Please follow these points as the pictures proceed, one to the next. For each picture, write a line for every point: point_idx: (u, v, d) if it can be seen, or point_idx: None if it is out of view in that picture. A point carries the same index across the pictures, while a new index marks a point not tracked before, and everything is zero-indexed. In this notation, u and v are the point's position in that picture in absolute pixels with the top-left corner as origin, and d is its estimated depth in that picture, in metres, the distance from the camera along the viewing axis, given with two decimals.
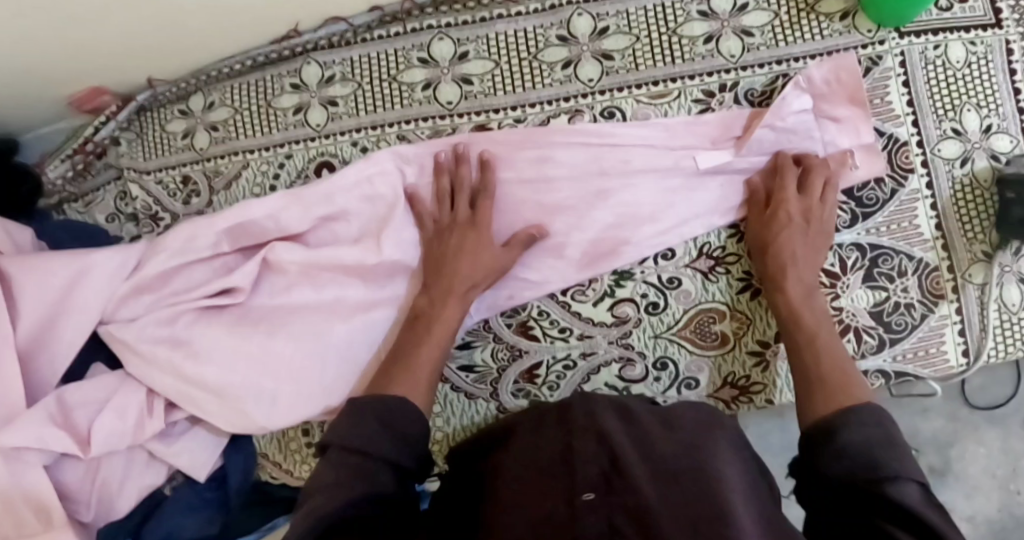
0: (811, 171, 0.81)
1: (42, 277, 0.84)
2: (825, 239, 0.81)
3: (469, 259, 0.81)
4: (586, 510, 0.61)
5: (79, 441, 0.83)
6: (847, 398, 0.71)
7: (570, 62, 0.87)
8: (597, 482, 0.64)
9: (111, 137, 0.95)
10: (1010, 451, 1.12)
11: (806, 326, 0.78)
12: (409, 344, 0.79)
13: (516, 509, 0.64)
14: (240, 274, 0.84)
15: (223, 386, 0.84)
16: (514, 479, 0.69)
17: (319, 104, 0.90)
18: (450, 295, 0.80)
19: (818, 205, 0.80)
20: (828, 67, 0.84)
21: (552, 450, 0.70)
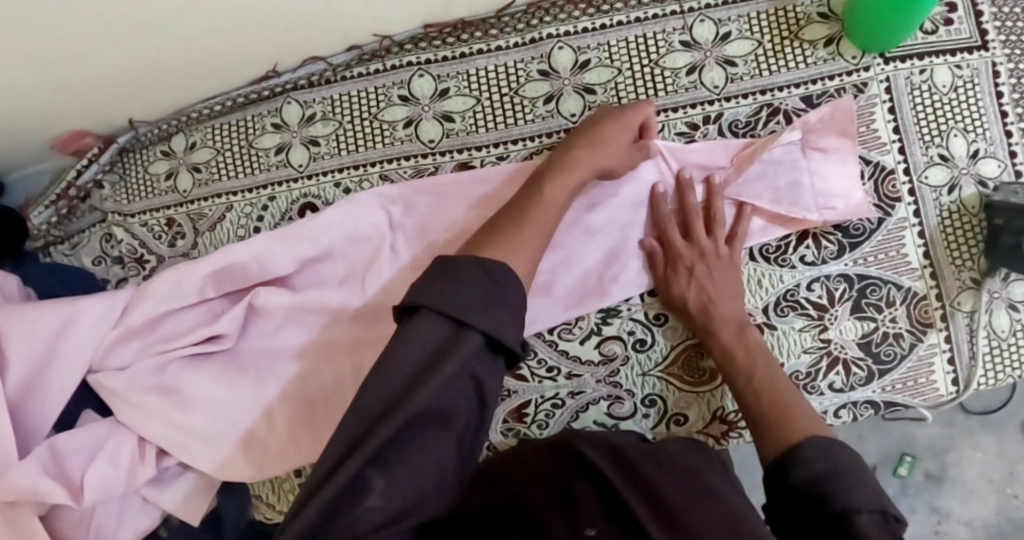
0: (692, 213, 0.81)
1: (28, 329, 0.84)
2: (732, 271, 0.81)
3: (597, 151, 0.77)
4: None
5: (72, 491, 0.83)
6: (792, 437, 0.71)
7: (551, 97, 0.86)
8: (600, 521, 0.66)
9: (94, 179, 0.95)
10: (1006, 455, 1.13)
11: (740, 370, 0.77)
12: (524, 195, 0.74)
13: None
14: (225, 322, 0.84)
15: (215, 432, 0.84)
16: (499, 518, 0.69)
17: (300, 144, 0.90)
18: (574, 170, 0.76)
19: (707, 245, 0.81)
20: (826, 109, 0.83)
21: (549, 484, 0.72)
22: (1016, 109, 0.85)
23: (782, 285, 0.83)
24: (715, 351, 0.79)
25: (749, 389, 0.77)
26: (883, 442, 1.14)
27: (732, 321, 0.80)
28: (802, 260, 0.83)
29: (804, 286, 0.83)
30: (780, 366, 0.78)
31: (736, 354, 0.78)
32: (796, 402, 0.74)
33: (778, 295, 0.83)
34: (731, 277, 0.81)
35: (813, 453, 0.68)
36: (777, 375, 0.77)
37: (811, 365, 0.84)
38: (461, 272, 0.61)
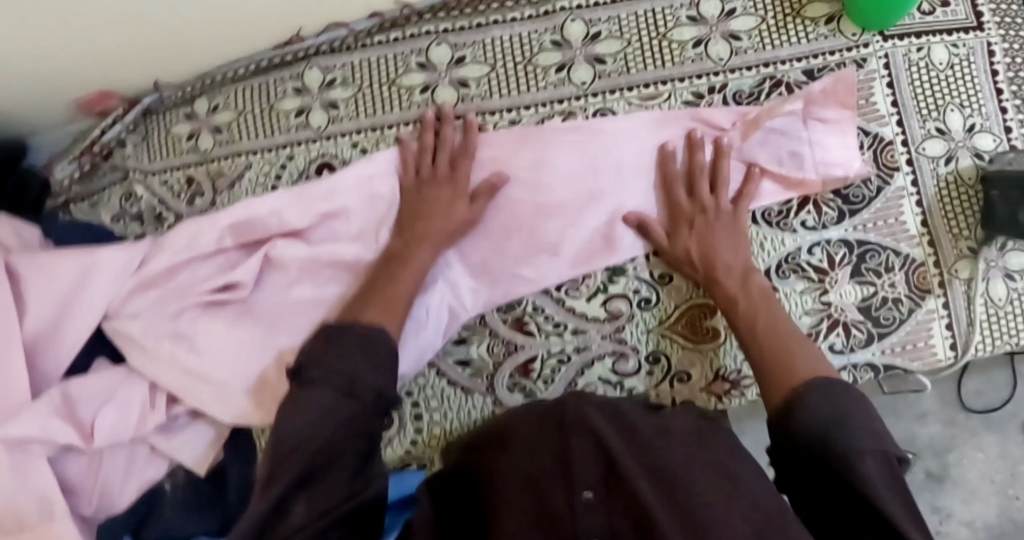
0: (697, 169, 0.84)
1: (50, 276, 0.87)
2: (736, 224, 0.84)
3: (440, 224, 0.83)
4: (585, 506, 0.64)
5: (82, 434, 0.86)
6: (794, 379, 0.73)
7: (564, 66, 0.90)
8: (595, 482, 0.66)
9: (117, 139, 0.98)
10: (1008, 456, 1.13)
11: (744, 317, 0.79)
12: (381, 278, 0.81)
13: (510, 511, 0.66)
14: (241, 270, 0.86)
15: (226, 379, 0.86)
16: (499, 482, 0.71)
17: (320, 107, 0.93)
18: (424, 243, 0.83)
19: (709, 200, 0.84)
20: (829, 80, 0.86)
21: (550, 445, 0.71)
22: (1010, 87, 0.88)
23: (784, 248, 0.86)
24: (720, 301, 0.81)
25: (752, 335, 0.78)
26: None
27: (735, 271, 0.82)
28: (803, 226, 0.86)
29: (805, 249, 0.86)
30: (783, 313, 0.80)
31: (739, 300, 0.80)
32: (793, 347, 0.76)
33: (779, 258, 0.86)
34: (734, 230, 0.83)
35: (819, 398, 0.69)
36: (778, 321, 0.78)
37: (812, 326, 0.85)
38: (336, 337, 0.72)
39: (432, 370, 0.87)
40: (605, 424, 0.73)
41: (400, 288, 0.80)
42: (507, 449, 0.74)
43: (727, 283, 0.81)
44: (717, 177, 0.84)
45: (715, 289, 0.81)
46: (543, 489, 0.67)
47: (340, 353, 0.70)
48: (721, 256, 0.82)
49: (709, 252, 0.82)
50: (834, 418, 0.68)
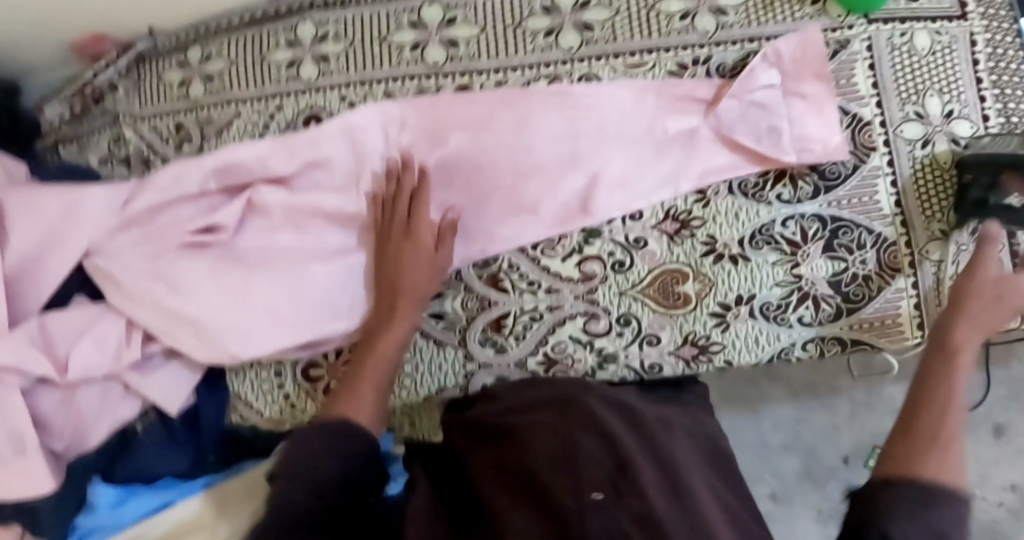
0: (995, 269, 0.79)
1: (33, 208, 0.88)
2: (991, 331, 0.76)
3: (406, 286, 0.83)
4: (592, 508, 0.67)
5: (58, 365, 0.87)
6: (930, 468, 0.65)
7: (552, 31, 0.91)
8: (603, 482, 0.70)
9: (109, 82, 0.99)
10: None
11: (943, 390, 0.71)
12: (354, 365, 0.82)
13: (517, 509, 0.70)
14: (223, 213, 0.87)
15: (203, 319, 0.86)
16: (503, 479, 0.74)
17: (311, 60, 0.95)
18: (395, 314, 0.83)
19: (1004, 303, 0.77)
20: (800, 49, 0.88)
21: (557, 441, 0.75)
22: (989, 76, 0.89)
23: (758, 220, 0.87)
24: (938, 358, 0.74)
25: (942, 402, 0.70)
26: None
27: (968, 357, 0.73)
28: (778, 198, 0.87)
29: (779, 222, 0.87)
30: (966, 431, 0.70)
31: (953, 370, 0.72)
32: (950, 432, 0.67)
33: (753, 229, 0.87)
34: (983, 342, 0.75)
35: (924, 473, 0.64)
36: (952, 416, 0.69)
37: (782, 298, 0.87)
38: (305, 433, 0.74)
39: None
40: (619, 429, 0.76)
41: (367, 377, 0.80)
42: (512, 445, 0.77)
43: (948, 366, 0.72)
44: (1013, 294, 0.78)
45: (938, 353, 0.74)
46: (552, 486, 0.70)
47: (310, 433, 0.74)
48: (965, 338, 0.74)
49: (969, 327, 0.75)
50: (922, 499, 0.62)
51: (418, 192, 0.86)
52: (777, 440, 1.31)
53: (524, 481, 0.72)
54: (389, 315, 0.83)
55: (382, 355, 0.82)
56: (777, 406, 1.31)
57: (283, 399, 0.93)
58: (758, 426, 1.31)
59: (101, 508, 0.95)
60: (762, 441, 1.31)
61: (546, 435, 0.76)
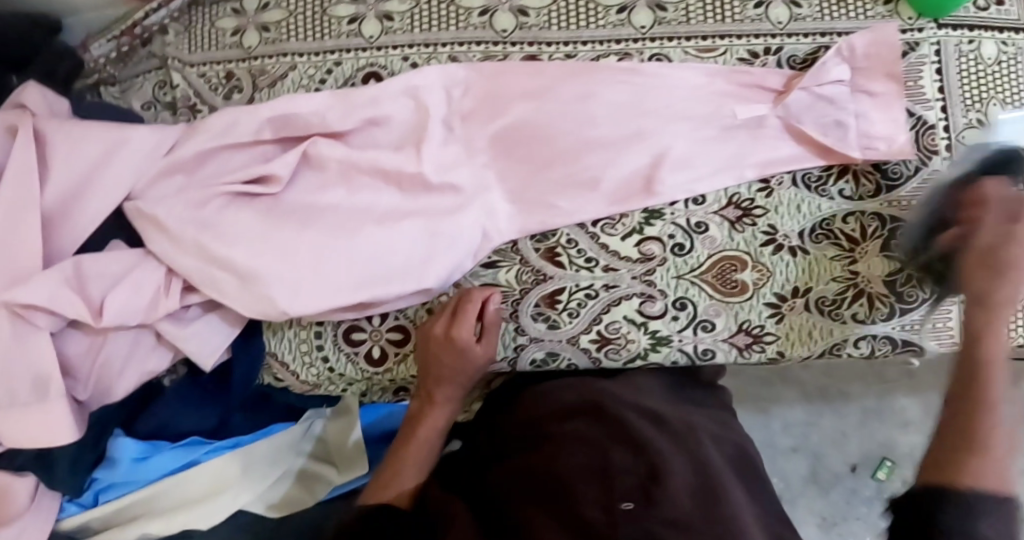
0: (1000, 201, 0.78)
1: (78, 146, 0.86)
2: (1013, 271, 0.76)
3: (448, 380, 0.86)
4: (623, 520, 0.71)
5: (92, 310, 0.84)
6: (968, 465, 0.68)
7: (625, 7, 0.90)
8: (634, 491, 0.74)
9: (160, 24, 0.96)
10: None
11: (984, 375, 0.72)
12: (400, 439, 0.89)
13: (547, 520, 0.74)
14: (277, 163, 0.85)
15: (250, 269, 0.82)
16: (528, 485, 0.78)
17: (374, 17, 0.92)
18: (437, 402, 0.88)
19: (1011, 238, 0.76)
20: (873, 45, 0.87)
21: (589, 450, 0.78)
22: None
23: (819, 213, 0.87)
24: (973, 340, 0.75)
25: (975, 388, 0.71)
26: None
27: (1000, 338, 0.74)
28: (841, 194, 0.87)
29: (840, 217, 0.87)
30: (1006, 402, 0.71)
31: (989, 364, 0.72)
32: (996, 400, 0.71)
33: (814, 222, 0.87)
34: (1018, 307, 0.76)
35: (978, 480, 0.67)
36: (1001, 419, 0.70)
37: (838, 293, 0.86)
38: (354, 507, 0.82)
39: (457, 290, 0.88)
40: (649, 435, 0.79)
41: (411, 456, 0.87)
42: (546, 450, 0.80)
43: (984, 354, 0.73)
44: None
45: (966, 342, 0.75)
46: (581, 496, 0.74)
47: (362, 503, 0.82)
48: (999, 319, 0.75)
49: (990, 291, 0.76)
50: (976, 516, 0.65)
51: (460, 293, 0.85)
52: (786, 442, 1.29)
53: (557, 486, 0.76)
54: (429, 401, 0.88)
55: (424, 436, 0.88)
56: (787, 407, 1.29)
57: (319, 362, 0.89)
58: (768, 426, 1.29)
59: (122, 463, 0.90)
60: (771, 441, 1.29)
61: (575, 441, 0.79)
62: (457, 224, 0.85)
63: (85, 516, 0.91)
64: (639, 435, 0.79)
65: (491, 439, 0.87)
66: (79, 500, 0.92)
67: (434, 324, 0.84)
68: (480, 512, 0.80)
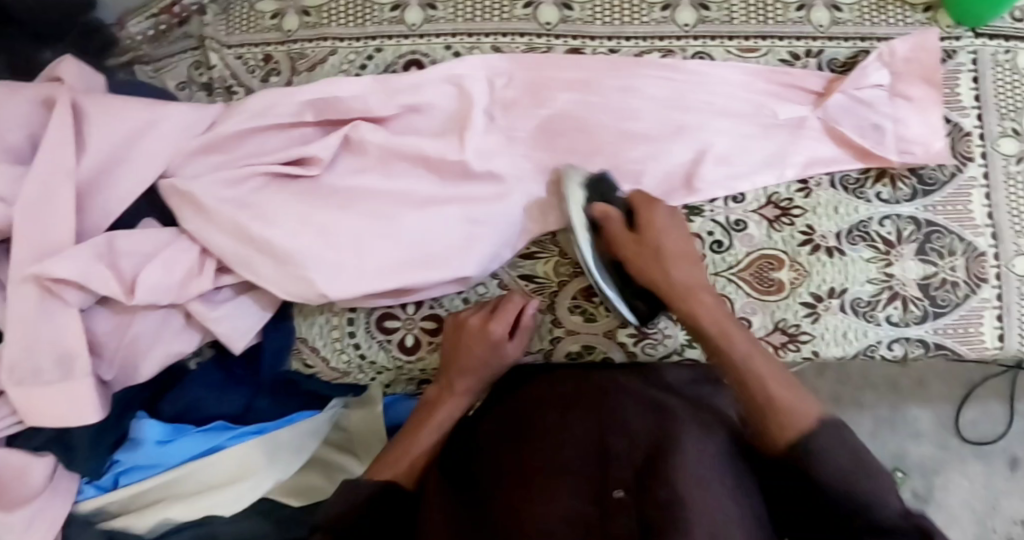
0: (653, 210, 0.80)
1: (113, 120, 0.84)
2: (685, 261, 0.80)
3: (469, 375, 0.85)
4: (614, 510, 0.69)
5: (125, 287, 0.82)
6: (797, 424, 0.72)
7: (669, 5, 0.90)
8: (630, 480, 0.71)
9: (199, 5, 0.97)
10: (992, 487, 1.21)
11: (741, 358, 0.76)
12: (409, 424, 0.88)
13: (539, 510, 0.71)
14: (318, 146, 0.84)
15: (286, 250, 0.81)
16: (513, 477, 0.76)
17: (417, 5, 0.92)
18: (452, 393, 0.87)
19: (650, 241, 0.79)
20: (912, 51, 0.88)
21: (588, 439, 0.76)
22: None
23: (856, 215, 0.87)
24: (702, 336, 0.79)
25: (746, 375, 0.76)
26: (880, 454, 1.22)
27: (721, 320, 0.78)
28: (877, 197, 0.88)
29: (876, 220, 0.87)
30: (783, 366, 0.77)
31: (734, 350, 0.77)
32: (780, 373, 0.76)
33: (851, 224, 0.87)
34: (703, 283, 0.80)
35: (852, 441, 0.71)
36: (772, 378, 0.75)
37: (873, 295, 0.87)
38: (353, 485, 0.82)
39: (494, 281, 0.87)
40: (648, 422, 0.76)
41: (418, 441, 0.86)
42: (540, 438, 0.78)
43: (734, 343, 0.77)
44: (676, 239, 0.80)
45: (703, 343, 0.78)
46: (569, 489, 0.72)
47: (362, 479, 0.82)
48: (701, 304, 0.79)
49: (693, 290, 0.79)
50: (851, 468, 0.69)
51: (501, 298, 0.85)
52: None
53: (549, 476, 0.73)
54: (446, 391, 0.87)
55: (435, 424, 0.87)
56: None
57: (351, 349, 0.88)
58: None
59: (145, 444, 0.88)
60: None
61: (569, 430, 0.77)
62: (497, 211, 0.84)
63: (105, 499, 0.89)
64: (640, 423, 0.76)
65: (488, 426, 0.85)
66: (99, 482, 0.90)
67: (464, 317, 0.84)
68: (475, 507, 0.77)
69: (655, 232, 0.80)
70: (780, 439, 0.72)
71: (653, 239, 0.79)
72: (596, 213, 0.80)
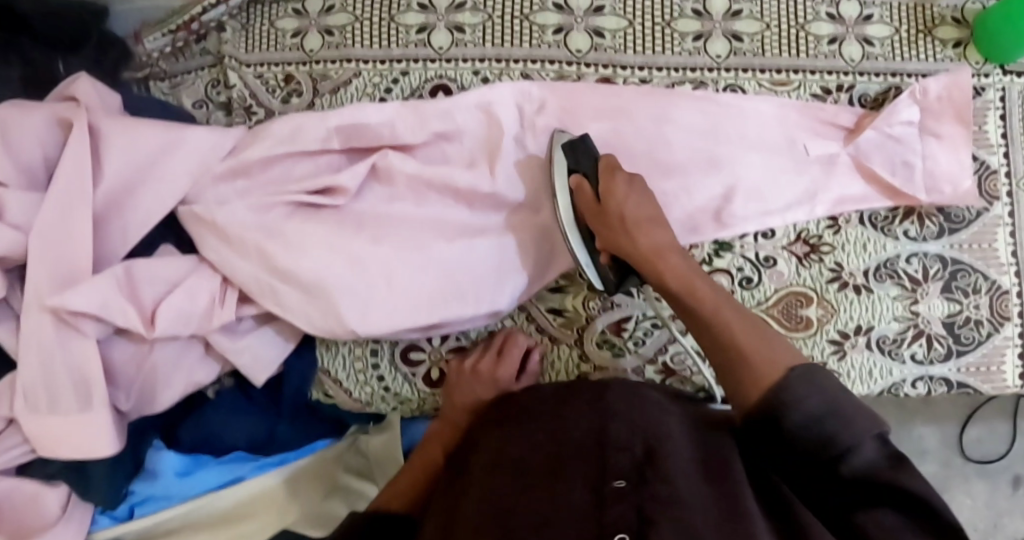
0: (614, 177, 0.77)
1: (133, 143, 0.81)
2: (654, 226, 0.76)
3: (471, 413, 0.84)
4: (613, 500, 0.59)
5: (145, 319, 0.80)
6: (766, 375, 0.65)
7: (701, 35, 0.89)
8: (629, 472, 0.62)
9: (217, 20, 0.92)
10: (994, 506, 1.22)
11: (710, 315, 0.71)
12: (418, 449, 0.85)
13: (523, 500, 0.61)
14: (347, 175, 0.82)
15: (315, 284, 0.79)
16: (494, 475, 0.66)
17: (445, 28, 0.90)
18: (451, 420, 0.84)
19: (613, 209, 0.76)
20: (945, 89, 0.87)
21: (587, 427, 0.67)
22: None
23: (884, 252, 0.87)
24: (674, 301, 0.75)
25: (719, 331, 0.70)
26: None
27: (687, 280, 0.74)
28: (905, 235, 0.88)
29: (904, 258, 0.87)
30: (763, 322, 0.71)
31: (705, 308, 0.71)
32: (755, 326, 0.70)
33: (878, 262, 0.87)
34: (672, 245, 0.76)
35: (827, 383, 0.63)
36: (739, 328, 0.69)
37: (899, 332, 0.87)
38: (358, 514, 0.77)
39: (522, 314, 0.87)
40: (648, 423, 0.68)
41: (421, 468, 0.82)
42: (528, 435, 0.70)
43: (703, 301, 0.72)
44: (640, 204, 0.77)
45: (676, 304, 0.74)
46: (565, 486, 0.62)
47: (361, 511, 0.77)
48: (668, 267, 0.75)
49: (659, 253, 0.75)
50: (824, 410, 0.62)
51: (508, 342, 0.85)
52: None
53: (539, 468, 0.65)
54: (447, 424, 0.85)
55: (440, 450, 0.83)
56: None
57: (375, 381, 0.87)
58: None
59: (164, 474, 0.87)
60: None
61: (563, 423, 0.69)
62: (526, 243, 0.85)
63: (119, 529, 0.87)
64: (644, 423, 0.68)
65: (476, 433, 0.77)
66: (113, 512, 0.88)
67: (469, 356, 0.85)
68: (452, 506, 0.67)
69: (617, 199, 0.76)
70: (753, 389, 0.65)
71: (615, 207, 0.76)
72: (571, 186, 0.80)
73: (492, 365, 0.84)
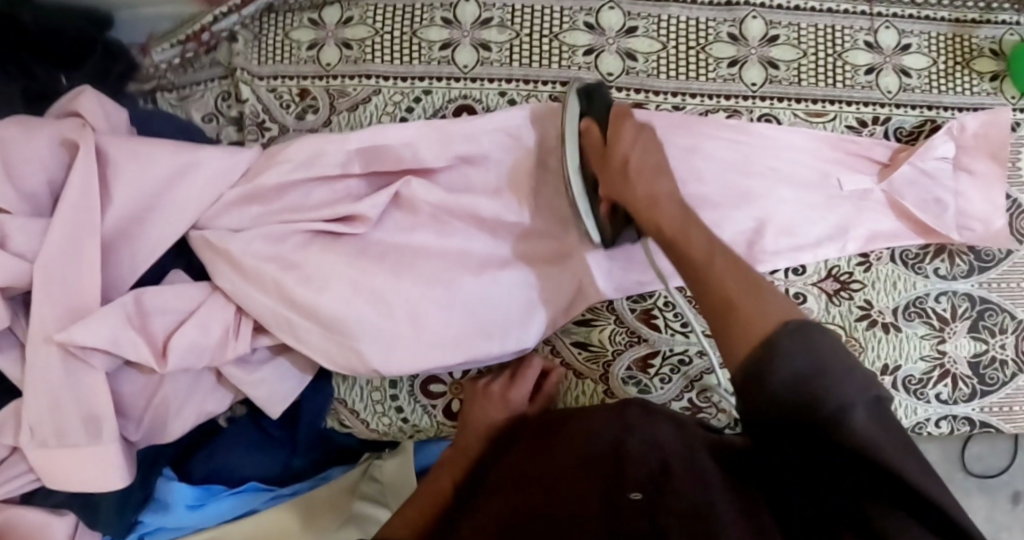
0: (620, 124, 0.75)
1: (144, 165, 0.77)
2: (657, 172, 0.72)
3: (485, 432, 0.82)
4: (630, 512, 0.56)
5: (157, 352, 0.77)
6: (754, 331, 0.59)
7: (736, 61, 0.86)
8: (644, 482, 0.59)
9: (229, 30, 0.88)
10: (993, 521, 1.15)
11: (699, 265, 0.65)
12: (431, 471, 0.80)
13: (534, 505, 0.59)
14: (367, 204, 0.78)
15: (335, 320, 0.76)
16: (515, 482, 0.63)
17: (470, 44, 0.86)
18: (464, 440, 0.81)
19: (615, 153, 0.74)
20: (981, 127, 0.85)
21: (605, 435, 0.65)
22: None
23: (914, 290, 0.86)
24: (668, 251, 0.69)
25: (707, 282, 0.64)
26: None
27: (680, 227, 0.68)
28: (935, 272, 0.86)
29: (933, 296, 0.87)
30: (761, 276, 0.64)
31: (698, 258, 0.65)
32: (750, 277, 0.63)
33: (907, 300, 0.86)
34: (673, 194, 0.71)
35: (822, 341, 0.58)
36: (728, 280, 0.63)
37: (924, 372, 0.87)
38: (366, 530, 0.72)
39: (548, 347, 0.85)
40: (672, 442, 0.65)
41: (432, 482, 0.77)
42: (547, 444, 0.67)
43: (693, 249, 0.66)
44: (644, 155, 0.73)
45: (668, 253, 0.69)
46: (577, 493, 0.59)
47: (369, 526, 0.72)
48: (663, 215, 0.70)
49: (656, 199, 0.71)
50: (813, 369, 0.57)
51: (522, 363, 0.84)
52: None
53: (551, 473, 0.62)
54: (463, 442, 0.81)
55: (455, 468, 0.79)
56: None
57: (393, 413, 0.85)
58: None
59: (175, 507, 0.85)
60: None
61: (578, 430, 0.67)
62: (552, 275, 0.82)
63: None
64: (663, 439, 0.65)
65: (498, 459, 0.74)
66: None
67: (483, 378, 0.84)
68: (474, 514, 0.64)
69: (620, 142, 0.74)
70: (738, 345, 0.59)
71: (617, 152, 0.73)
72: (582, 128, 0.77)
73: (505, 386, 0.83)
